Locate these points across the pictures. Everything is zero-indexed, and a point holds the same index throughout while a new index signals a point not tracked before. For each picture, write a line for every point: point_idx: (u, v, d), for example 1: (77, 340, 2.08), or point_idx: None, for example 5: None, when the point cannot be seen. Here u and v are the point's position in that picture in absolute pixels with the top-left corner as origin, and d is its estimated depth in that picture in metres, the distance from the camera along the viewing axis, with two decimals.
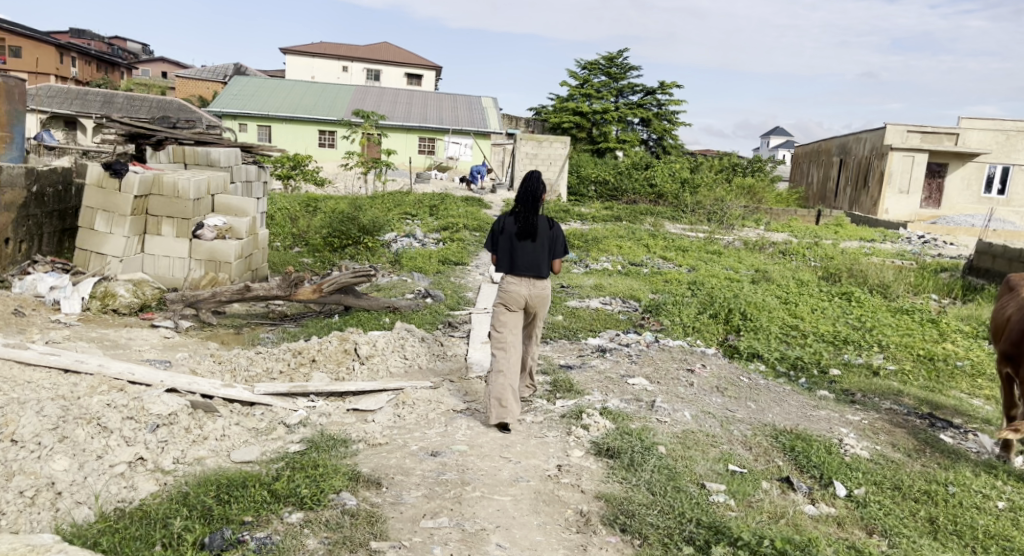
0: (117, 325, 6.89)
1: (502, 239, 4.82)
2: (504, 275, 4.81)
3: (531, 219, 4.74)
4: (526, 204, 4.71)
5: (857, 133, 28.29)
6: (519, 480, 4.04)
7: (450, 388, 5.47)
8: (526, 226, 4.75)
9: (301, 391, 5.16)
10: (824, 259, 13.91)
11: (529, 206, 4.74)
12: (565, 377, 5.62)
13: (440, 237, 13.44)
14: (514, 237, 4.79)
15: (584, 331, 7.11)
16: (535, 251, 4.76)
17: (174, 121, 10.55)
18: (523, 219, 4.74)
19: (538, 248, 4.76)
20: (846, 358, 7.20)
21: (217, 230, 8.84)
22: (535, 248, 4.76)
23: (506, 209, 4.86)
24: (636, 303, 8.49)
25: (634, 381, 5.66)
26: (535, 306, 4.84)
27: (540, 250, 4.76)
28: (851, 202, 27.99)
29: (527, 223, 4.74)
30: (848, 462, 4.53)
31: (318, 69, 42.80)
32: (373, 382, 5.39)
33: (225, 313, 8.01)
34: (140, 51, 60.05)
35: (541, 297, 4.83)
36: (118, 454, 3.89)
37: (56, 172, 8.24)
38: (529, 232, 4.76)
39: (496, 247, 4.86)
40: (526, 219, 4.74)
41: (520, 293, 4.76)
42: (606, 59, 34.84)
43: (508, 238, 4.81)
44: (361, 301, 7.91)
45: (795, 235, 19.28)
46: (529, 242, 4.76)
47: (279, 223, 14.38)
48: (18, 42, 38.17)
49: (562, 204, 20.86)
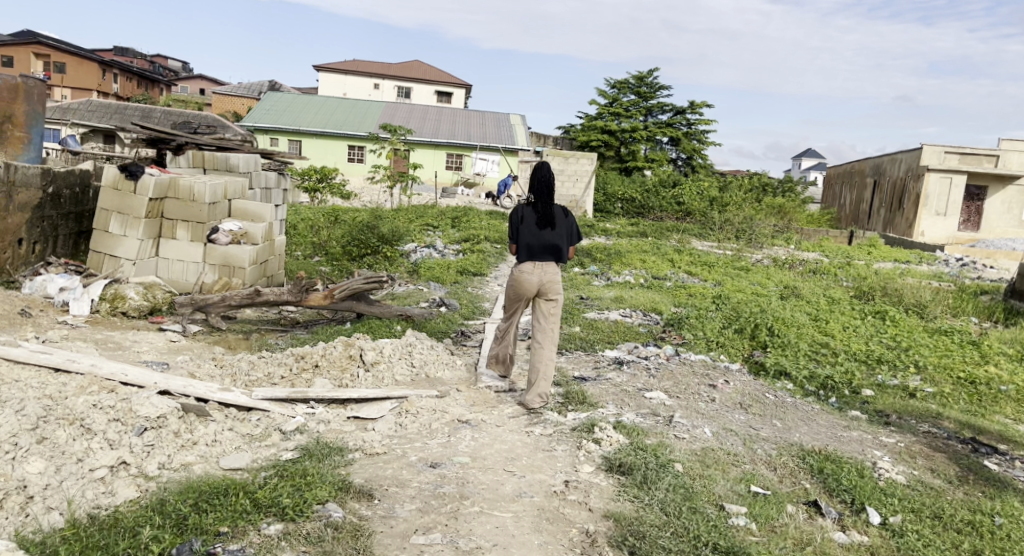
0: (124, 328, 6.77)
1: (524, 228, 4.97)
2: (524, 262, 4.98)
3: (549, 208, 4.97)
4: (543, 193, 4.95)
5: (893, 153, 27.58)
6: (522, 495, 3.76)
7: (456, 397, 5.21)
8: (545, 215, 4.97)
9: (301, 397, 4.94)
10: (857, 279, 13.44)
11: (544, 196, 4.99)
12: (578, 389, 5.34)
13: (460, 249, 13.25)
14: (535, 226, 4.97)
15: (602, 343, 6.82)
16: (555, 238, 4.98)
17: (196, 127, 10.55)
18: (542, 209, 4.97)
19: (557, 234, 4.99)
20: (880, 379, 6.79)
21: (232, 234, 8.75)
22: (556, 235, 4.98)
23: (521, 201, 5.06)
24: (657, 317, 8.17)
25: (651, 395, 5.35)
26: (549, 293, 4.97)
27: (560, 237, 5.00)
28: (886, 224, 27.23)
29: (547, 212, 4.97)
30: (882, 487, 4.16)
31: (349, 86, 43.36)
32: (377, 389, 5.17)
33: (235, 319, 7.86)
34: (181, 69, 61.58)
35: (553, 283, 4.97)
36: (100, 457, 3.68)
37: (73, 174, 8.20)
38: (549, 220, 4.97)
39: (517, 238, 5.00)
40: (545, 208, 4.97)
41: (531, 281, 4.95)
42: (636, 78, 34.68)
43: (529, 227, 4.98)
44: (372, 308, 7.71)
45: (827, 255, 18.75)
46: (549, 230, 4.97)
47: (302, 233, 14.34)
48: (63, 59, 39.44)
49: (588, 220, 20.60)
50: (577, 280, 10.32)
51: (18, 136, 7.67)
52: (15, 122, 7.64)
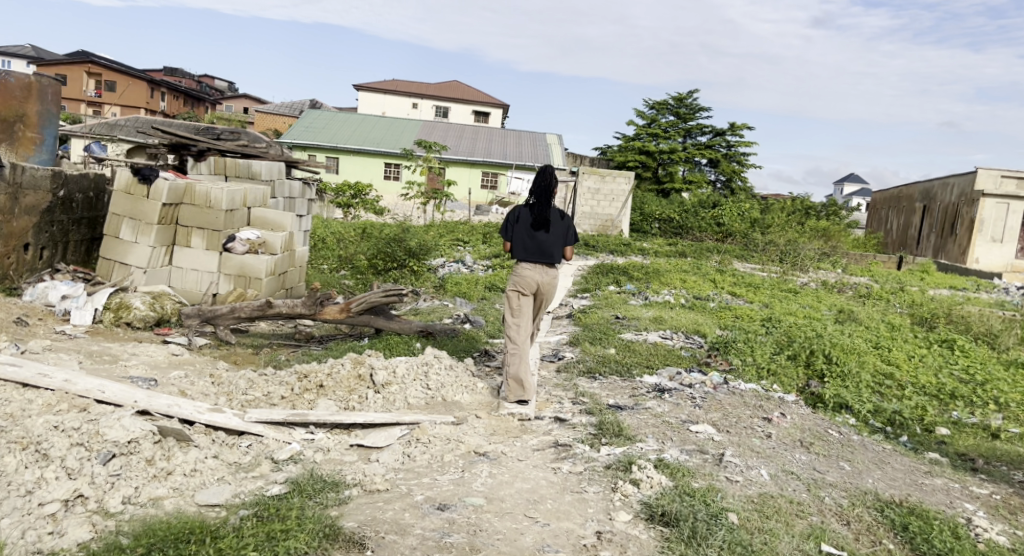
0: (125, 339, 6.33)
1: (518, 229, 5.08)
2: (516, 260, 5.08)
3: (545, 211, 5.05)
4: (541, 197, 5.04)
5: (945, 177, 26.37)
6: (545, 550, 3.13)
7: (475, 425, 4.62)
8: (541, 217, 5.06)
9: (300, 421, 4.39)
10: (913, 305, 12.52)
11: (543, 199, 5.06)
12: (614, 420, 4.70)
13: (490, 264, 12.71)
14: (529, 227, 5.07)
15: (640, 368, 6.16)
16: (549, 241, 5.06)
17: (219, 134, 10.27)
18: (538, 211, 5.05)
19: (551, 238, 5.07)
20: (956, 416, 6.00)
21: (250, 244, 8.37)
22: (549, 238, 5.06)
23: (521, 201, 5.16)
24: (702, 339, 7.48)
25: (698, 428, 4.68)
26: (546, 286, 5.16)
27: (554, 239, 5.06)
28: (936, 250, 26.01)
29: (542, 214, 5.05)
30: (983, 552, 3.43)
31: (388, 105, 43.53)
32: (386, 414, 4.60)
33: (247, 332, 7.39)
34: (227, 88, 62.84)
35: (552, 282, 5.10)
36: (52, 490, 3.16)
37: (87, 178, 7.87)
38: (544, 223, 5.05)
39: (512, 237, 5.11)
40: (541, 211, 5.05)
41: (532, 278, 5.03)
42: (675, 99, 34.03)
43: (524, 227, 5.08)
44: (391, 324, 7.17)
45: (877, 280, 17.78)
46: (543, 232, 5.05)
47: (329, 247, 13.96)
48: (114, 77, 40.36)
49: (623, 240, 19.94)
50: (612, 299, 9.68)
51: (28, 137, 7.35)
52: (27, 123, 7.32)
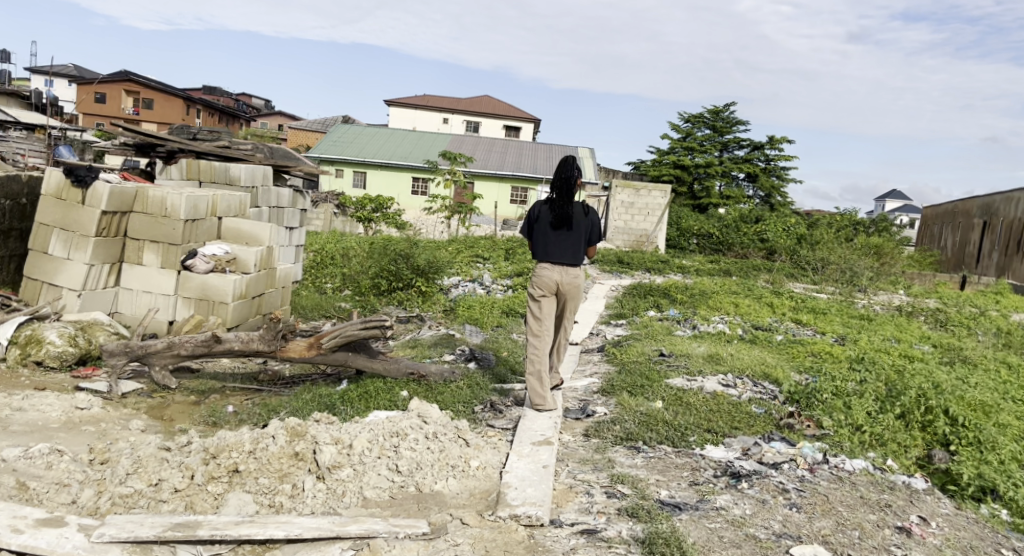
0: (24, 387, 4.94)
1: (539, 228, 4.86)
2: (538, 261, 4.85)
3: (566, 207, 4.81)
4: (561, 194, 4.80)
5: (1008, 191, 24.15)
6: None
7: (458, 540, 3.04)
8: (562, 214, 4.82)
9: (185, 536, 2.84)
10: (1002, 334, 10.62)
11: (563, 196, 4.82)
12: (672, 533, 3.07)
13: (510, 284, 11.16)
14: (549, 226, 4.83)
15: (700, 434, 4.50)
16: (571, 240, 4.82)
17: (195, 132, 8.99)
18: (559, 208, 4.82)
19: (574, 235, 4.82)
20: None
21: (215, 260, 6.89)
22: (572, 236, 4.82)
23: (540, 199, 4.94)
24: (776, 387, 5.77)
25: (801, 551, 3.02)
26: (570, 293, 4.84)
27: (577, 238, 4.82)
28: (1000, 269, 23.77)
29: (563, 211, 4.81)
30: None
31: (419, 119, 42.46)
32: (325, 522, 3.04)
33: (198, 371, 5.91)
34: (264, 106, 62.83)
35: (574, 284, 4.80)
36: None
37: (18, 182, 6.56)
38: (566, 220, 4.82)
39: (532, 237, 4.90)
40: (562, 209, 4.81)
41: (551, 279, 4.77)
42: (712, 112, 32.24)
43: (544, 227, 4.86)
44: (372, 364, 5.65)
45: (947, 302, 15.75)
46: (565, 230, 4.82)
47: (335, 264, 12.55)
48: (151, 95, 40.05)
49: (660, 256, 18.22)
50: (653, 328, 8.00)
51: None
52: None
